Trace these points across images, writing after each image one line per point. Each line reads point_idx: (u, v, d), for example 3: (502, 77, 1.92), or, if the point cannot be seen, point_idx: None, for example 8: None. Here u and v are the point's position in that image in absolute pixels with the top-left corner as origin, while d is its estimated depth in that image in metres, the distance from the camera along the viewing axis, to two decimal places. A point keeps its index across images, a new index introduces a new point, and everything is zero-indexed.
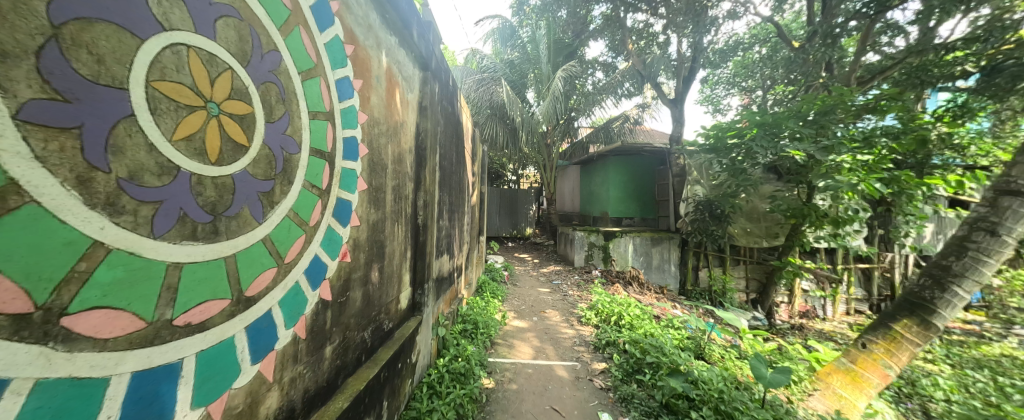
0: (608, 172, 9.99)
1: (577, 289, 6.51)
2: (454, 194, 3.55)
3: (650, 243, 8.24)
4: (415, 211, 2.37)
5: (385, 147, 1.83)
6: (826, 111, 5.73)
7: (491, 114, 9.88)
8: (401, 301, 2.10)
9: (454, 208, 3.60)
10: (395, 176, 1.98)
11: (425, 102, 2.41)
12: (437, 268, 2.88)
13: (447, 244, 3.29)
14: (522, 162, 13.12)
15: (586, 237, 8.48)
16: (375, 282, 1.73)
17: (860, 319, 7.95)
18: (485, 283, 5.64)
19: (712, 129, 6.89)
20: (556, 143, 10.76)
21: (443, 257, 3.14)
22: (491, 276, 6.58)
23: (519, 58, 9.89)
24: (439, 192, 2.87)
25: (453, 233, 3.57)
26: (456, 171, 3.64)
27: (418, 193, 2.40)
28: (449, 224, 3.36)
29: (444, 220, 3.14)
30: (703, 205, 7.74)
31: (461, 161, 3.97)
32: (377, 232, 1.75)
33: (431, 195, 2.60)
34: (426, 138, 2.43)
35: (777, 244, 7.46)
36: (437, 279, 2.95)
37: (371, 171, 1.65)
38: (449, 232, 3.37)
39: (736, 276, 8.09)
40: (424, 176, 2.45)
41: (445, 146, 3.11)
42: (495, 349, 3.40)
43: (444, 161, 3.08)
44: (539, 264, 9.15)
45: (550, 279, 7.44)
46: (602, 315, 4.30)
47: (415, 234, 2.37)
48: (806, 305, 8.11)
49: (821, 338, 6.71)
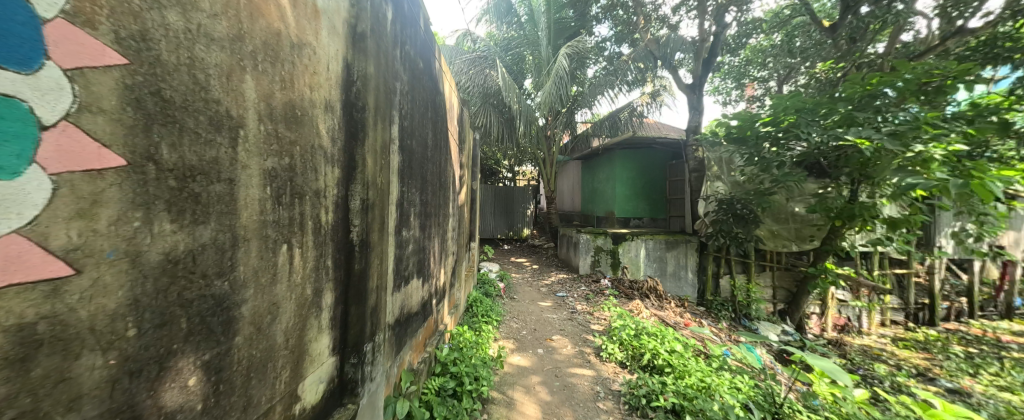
0: (614, 167, 9.02)
1: (586, 304, 5.50)
2: (428, 190, 2.52)
3: (664, 247, 7.28)
4: (347, 220, 1.34)
5: (231, 80, 0.79)
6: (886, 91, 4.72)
7: (485, 103, 8.84)
8: (301, 398, 1.08)
9: (430, 211, 2.57)
10: (275, 149, 0.95)
11: (362, 27, 1.37)
12: (396, 305, 1.86)
13: (417, 263, 2.27)
14: (518, 157, 12.06)
15: (593, 241, 7.48)
16: (189, 406, 0.71)
17: (899, 332, 7.08)
18: (477, 301, 4.60)
19: (736, 117, 6.00)
20: (557, 135, 9.78)
21: (409, 286, 2.11)
22: (484, 288, 5.55)
23: (515, 40, 8.80)
24: (399, 185, 1.86)
25: (428, 247, 2.54)
26: (432, 161, 2.62)
27: (351, 189, 1.36)
28: (420, 236, 2.32)
29: (412, 229, 2.12)
30: (725, 204, 6.73)
31: (442, 147, 2.94)
32: (199, 281, 0.72)
33: (381, 192, 1.57)
34: (364, 90, 1.40)
35: (808, 248, 6.60)
36: (399, 321, 1.92)
37: (154, 125, 0.62)
38: (420, 247, 2.34)
39: (761, 284, 7.18)
40: (364, 159, 1.43)
41: (413, 116, 2.07)
42: (489, 413, 2.39)
43: (411, 141, 2.05)
44: (540, 270, 8.16)
45: (553, 290, 6.45)
46: (629, 347, 3.32)
47: (348, 260, 1.35)
48: (840, 316, 7.20)
49: (867, 358, 5.81)
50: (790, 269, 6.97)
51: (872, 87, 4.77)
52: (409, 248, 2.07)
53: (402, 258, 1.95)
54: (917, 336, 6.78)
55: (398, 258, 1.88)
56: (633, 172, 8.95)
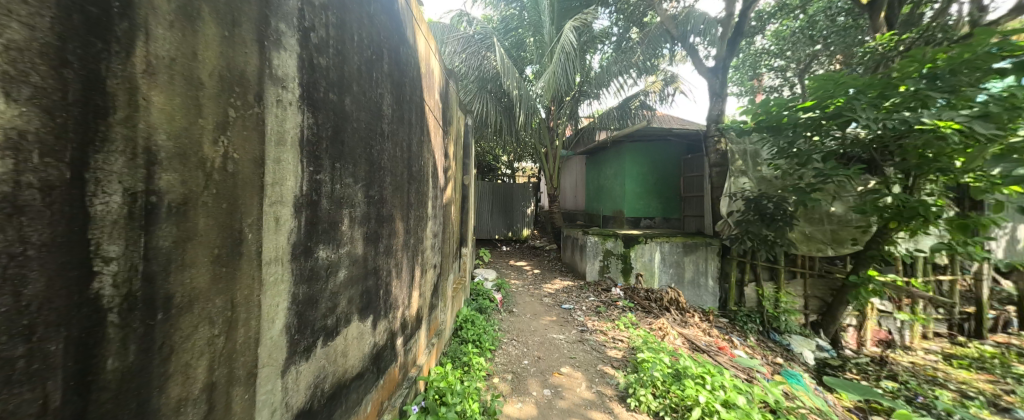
0: (622, 162, 8.21)
1: (598, 319, 4.71)
2: (385, 182, 1.70)
3: (681, 251, 6.52)
4: (76, 245, 0.49)
5: None
6: (952, 70, 3.92)
7: (481, 90, 7.98)
8: None
9: (387, 215, 1.74)
10: None
11: None
12: (298, 389, 1.01)
13: (361, 297, 1.45)
14: (518, 152, 11.25)
15: (601, 243, 6.68)
16: None
17: (946, 347, 6.32)
18: (468, 321, 3.78)
19: (761, 105, 5.24)
20: (560, 127, 8.99)
21: (342, 339, 1.28)
22: (477, 302, 4.70)
23: (515, 19, 7.90)
24: (307, 166, 1.02)
25: (384, 267, 1.70)
26: (393, 139, 1.78)
27: (99, 163, 0.50)
28: (366, 253, 1.49)
29: (347, 245, 1.30)
30: (752, 202, 5.89)
31: (412, 124, 2.11)
32: None
33: (232, 175, 0.73)
34: None
35: (846, 253, 5.84)
36: (311, 411, 1.08)
37: None
38: (369, 268, 1.52)
39: (792, 293, 6.38)
40: (155, 91, 0.57)
41: (343, 54, 1.22)
42: None
43: (342, 97, 1.22)
44: (542, 276, 7.38)
45: (558, 300, 5.66)
46: (666, 392, 2.52)
47: (82, 352, 0.50)
48: (879, 330, 6.42)
49: (922, 382, 5.08)
50: (824, 276, 6.19)
51: (933, 66, 3.99)
52: (339, 280, 1.24)
53: (319, 298, 1.11)
54: (969, 352, 6.01)
55: (308, 300, 1.05)
56: (644, 167, 8.15)
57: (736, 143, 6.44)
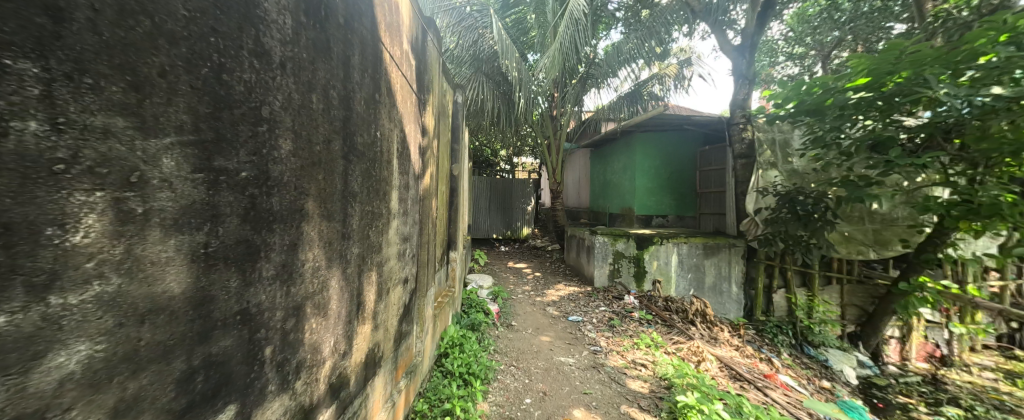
0: (632, 154, 7.46)
1: (612, 336, 3.98)
2: (277, 152, 0.92)
3: (701, 253, 5.77)
4: None
5: None
6: None
7: (477, 72, 7.18)
8: None
9: (285, 209, 0.96)
10: None
11: None
12: None
13: (192, 385, 0.69)
14: (518, 144, 10.44)
15: (611, 244, 5.88)
16: None
17: (1003, 363, 5.58)
18: (456, 345, 3.03)
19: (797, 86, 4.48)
20: (564, 117, 8.22)
21: None
22: (469, 316, 3.94)
23: None
24: None
25: (269, 308, 0.90)
26: (295, 75, 0.99)
27: None
28: (201, 292, 0.70)
29: (97, 284, 0.52)
30: (786, 197, 5.07)
31: (350, 67, 1.32)
32: None
33: None
34: None
35: (890, 256, 5.10)
36: None
37: None
38: (222, 318, 0.76)
39: (828, 301, 5.63)
40: None
41: None
42: None
43: None
44: (544, 280, 6.62)
45: (564, 309, 4.90)
46: None
47: None
48: (927, 343, 5.68)
49: (989, 408, 4.37)
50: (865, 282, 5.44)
51: (1010, 37, 3.31)
52: (59, 379, 0.48)
53: None
54: None
55: None
56: (656, 159, 7.39)
57: (764, 130, 5.67)
